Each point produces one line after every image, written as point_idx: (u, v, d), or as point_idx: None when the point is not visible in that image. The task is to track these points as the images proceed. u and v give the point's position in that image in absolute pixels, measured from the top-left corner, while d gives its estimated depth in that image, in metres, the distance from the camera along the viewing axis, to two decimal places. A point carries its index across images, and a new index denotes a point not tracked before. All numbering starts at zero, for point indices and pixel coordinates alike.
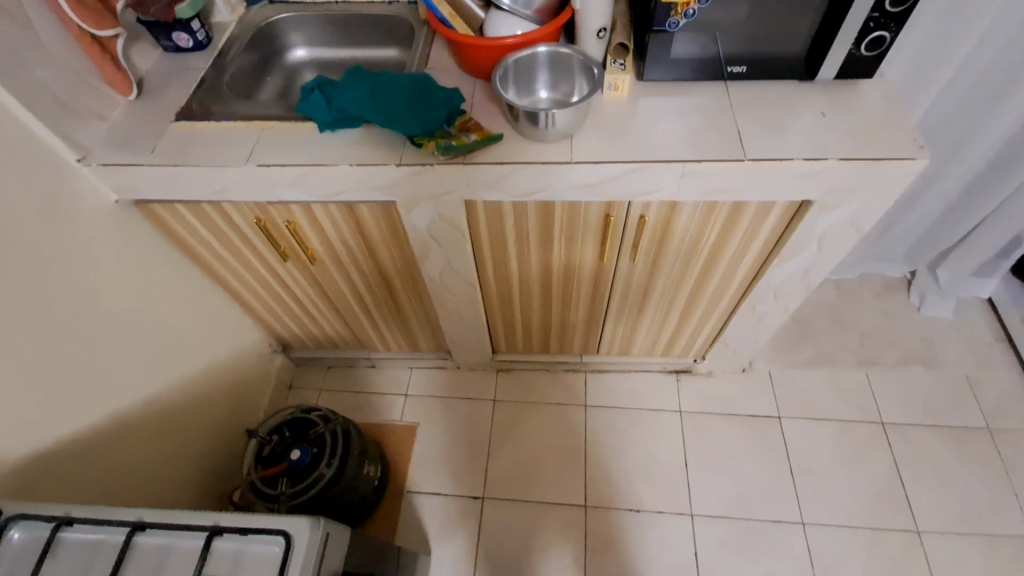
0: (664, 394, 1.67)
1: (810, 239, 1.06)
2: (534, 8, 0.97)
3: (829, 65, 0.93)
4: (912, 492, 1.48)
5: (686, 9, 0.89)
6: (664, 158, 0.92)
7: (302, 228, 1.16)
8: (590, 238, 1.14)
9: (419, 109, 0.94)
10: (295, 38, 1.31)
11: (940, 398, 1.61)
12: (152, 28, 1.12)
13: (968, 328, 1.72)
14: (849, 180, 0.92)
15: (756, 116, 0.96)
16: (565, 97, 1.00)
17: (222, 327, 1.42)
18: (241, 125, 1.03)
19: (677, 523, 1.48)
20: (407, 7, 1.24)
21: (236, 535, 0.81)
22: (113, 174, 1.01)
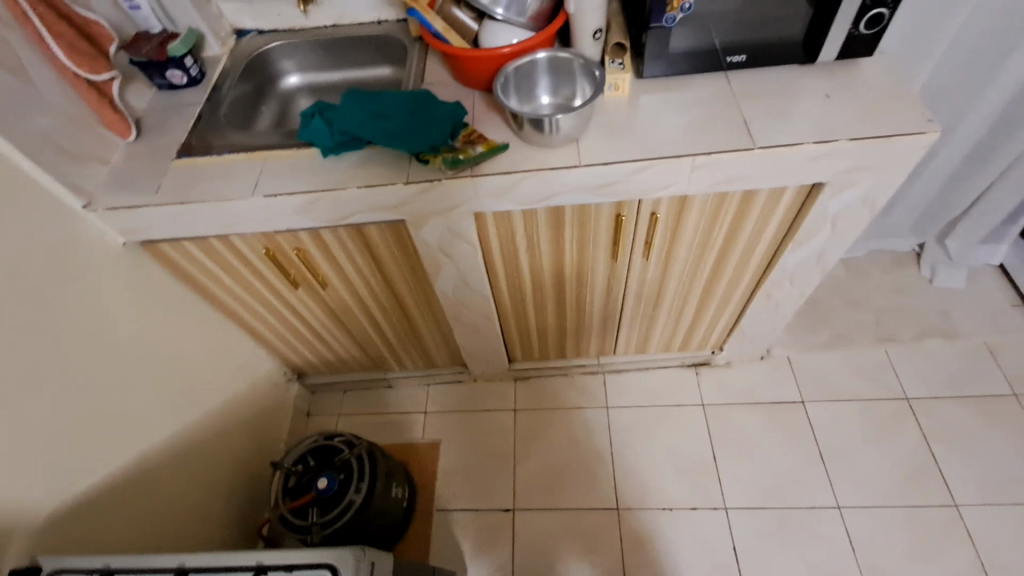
0: (685, 389, 1.65)
1: (824, 221, 1.06)
2: (528, 15, 0.96)
3: (830, 46, 0.93)
4: (945, 466, 1.46)
5: (682, 3, 0.89)
6: (674, 153, 0.91)
7: (312, 254, 1.15)
8: (602, 240, 1.13)
9: (422, 125, 0.94)
10: (287, 65, 1.31)
11: (962, 368, 1.60)
12: (146, 68, 1.11)
13: (982, 295, 1.71)
14: (861, 159, 0.92)
15: (760, 104, 0.95)
16: (567, 100, 0.99)
17: (236, 360, 1.40)
18: (244, 157, 1.02)
19: (712, 518, 1.46)
20: (398, 25, 1.24)
21: (282, 573, 0.79)
22: (120, 216, 1.00)
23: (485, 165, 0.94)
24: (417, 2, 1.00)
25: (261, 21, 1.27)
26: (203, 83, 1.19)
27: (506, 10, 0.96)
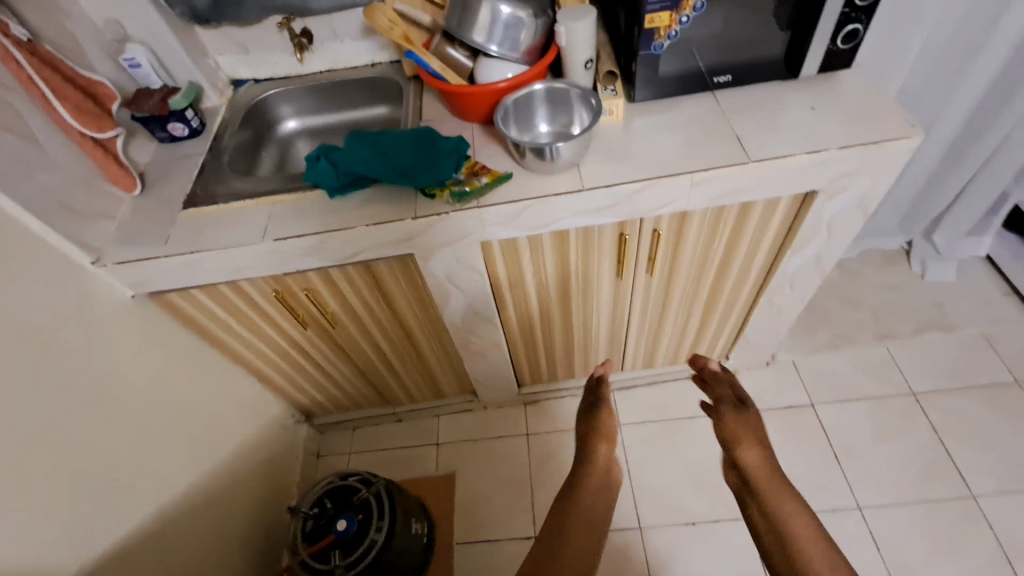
0: (695, 400, 1.66)
1: (820, 226, 1.09)
2: (521, 50, 1.00)
3: (810, 61, 0.98)
4: (959, 458, 1.48)
5: (669, 31, 0.92)
6: (672, 172, 0.95)
7: (320, 293, 1.16)
8: (606, 260, 1.15)
9: (427, 160, 0.96)
10: (284, 110, 1.34)
11: (963, 358, 1.63)
12: (148, 123, 1.14)
13: (974, 287, 1.75)
14: (852, 165, 0.95)
15: (750, 119, 0.99)
16: (565, 128, 1.03)
17: (245, 405, 1.39)
18: (251, 203, 1.04)
19: (735, 529, 1.45)
20: (391, 66, 1.28)
21: None
22: (129, 270, 1.01)
23: (490, 195, 0.96)
24: (412, 44, 1.03)
25: (256, 71, 1.31)
26: (203, 134, 1.21)
27: (500, 47, 0.99)
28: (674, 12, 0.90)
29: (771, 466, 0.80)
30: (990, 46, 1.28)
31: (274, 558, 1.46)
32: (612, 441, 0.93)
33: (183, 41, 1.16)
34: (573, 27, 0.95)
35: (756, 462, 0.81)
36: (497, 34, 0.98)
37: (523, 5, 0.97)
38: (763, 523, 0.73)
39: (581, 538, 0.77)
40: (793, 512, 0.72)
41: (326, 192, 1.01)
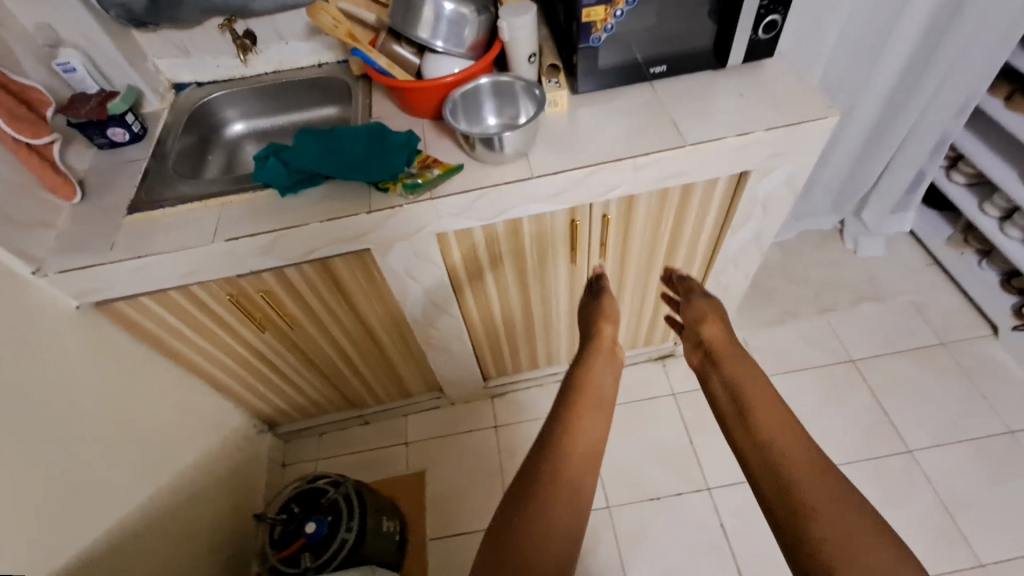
0: (655, 382, 1.73)
1: (755, 205, 1.17)
2: (466, 45, 1.03)
3: (735, 51, 1.05)
4: (896, 417, 1.60)
5: (604, 24, 0.97)
6: (616, 157, 0.99)
7: (277, 295, 1.15)
8: (560, 247, 1.19)
9: (378, 155, 0.98)
10: (230, 113, 1.33)
11: (895, 326, 1.76)
12: (85, 129, 1.10)
13: (900, 260, 1.89)
14: (780, 145, 1.03)
15: (685, 106, 1.05)
16: (513, 119, 1.06)
17: (203, 415, 1.36)
18: (200, 204, 1.02)
19: (698, 500, 1.52)
20: (338, 66, 1.29)
21: None
22: (73, 279, 0.97)
23: (443, 187, 0.98)
24: (358, 42, 1.04)
25: (199, 74, 1.29)
26: (145, 138, 1.18)
27: (445, 42, 1.02)
28: (608, 6, 0.95)
29: (731, 339, 0.89)
30: (899, 33, 1.40)
31: (242, 570, 1.42)
32: (611, 321, 0.97)
33: (120, 45, 1.13)
34: (514, 22, 0.99)
35: (719, 336, 0.90)
36: (441, 31, 1.01)
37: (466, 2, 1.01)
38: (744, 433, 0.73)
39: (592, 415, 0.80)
40: (749, 370, 0.80)
41: (277, 191, 1.01)
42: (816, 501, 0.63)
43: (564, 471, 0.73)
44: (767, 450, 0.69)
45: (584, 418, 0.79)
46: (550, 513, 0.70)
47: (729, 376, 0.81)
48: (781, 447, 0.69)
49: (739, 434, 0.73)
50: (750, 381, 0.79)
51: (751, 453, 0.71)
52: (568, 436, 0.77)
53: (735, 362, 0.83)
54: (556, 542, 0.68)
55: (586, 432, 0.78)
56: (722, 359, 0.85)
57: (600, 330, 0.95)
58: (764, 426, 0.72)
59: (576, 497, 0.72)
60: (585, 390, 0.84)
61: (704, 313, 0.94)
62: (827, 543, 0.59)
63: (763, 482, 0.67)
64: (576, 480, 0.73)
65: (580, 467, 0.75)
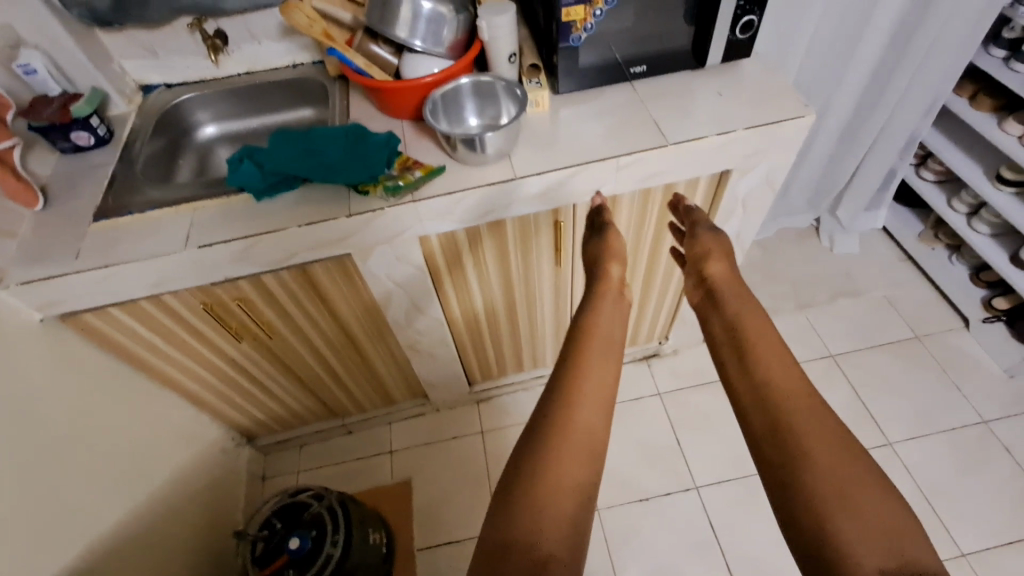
0: (640, 382, 1.73)
1: (736, 204, 1.17)
2: (446, 45, 1.01)
3: (713, 51, 1.05)
4: (875, 410, 1.63)
5: (585, 24, 0.97)
6: (599, 157, 0.99)
7: (254, 303, 1.11)
8: (545, 248, 1.18)
9: (357, 156, 0.95)
10: (201, 116, 1.28)
11: (871, 321, 1.80)
12: (47, 132, 1.05)
13: (874, 256, 1.94)
14: (760, 143, 1.03)
15: (666, 106, 1.05)
16: (494, 120, 1.05)
17: (177, 429, 1.31)
18: (171, 210, 0.99)
19: (686, 499, 1.52)
20: (314, 67, 1.26)
21: None
22: (35, 291, 0.93)
23: (424, 189, 0.97)
24: (334, 41, 1.01)
25: (168, 76, 1.25)
26: (111, 142, 1.13)
27: (424, 42, 1.00)
28: (588, 6, 0.94)
29: (736, 277, 0.87)
30: (871, 33, 1.43)
31: None
32: (618, 259, 0.93)
33: (83, 46, 1.09)
34: (494, 21, 0.98)
35: (723, 275, 0.87)
36: (419, 30, 0.99)
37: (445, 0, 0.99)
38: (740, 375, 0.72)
39: (606, 352, 0.77)
40: (751, 308, 0.80)
41: (253, 194, 0.98)
42: (806, 429, 0.64)
43: (579, 410, 0.70)
44: (763, 383, 0.70)
45: (597, 358, 0.76)
46: (563, 449, 0.68)
47: (729, 314, 0.80)
48: (777, 379, 0.70)
49: (733, 367, 0.74)
50: (748, 315, 0.78)
51: (740, 379, 0.73)
52: (582, 375, 0.74)
53: (738, 299, 0.82)
54: (571, 478, 0.66)
55: (601, 371, 0.75)
56: (726, 295, 0.84)
57: (608, 271, 0.90)
58: (761, 361, 0.72)
59: (592, 436, 0.69)
60: (598, 330, 0.80)
61: (712, 251, 0.90)
62: (817, 471, 0.61)
63: (755, 412, 0.69)
64: (591, 417, 0.71)
65: (594, 407, 0.71)
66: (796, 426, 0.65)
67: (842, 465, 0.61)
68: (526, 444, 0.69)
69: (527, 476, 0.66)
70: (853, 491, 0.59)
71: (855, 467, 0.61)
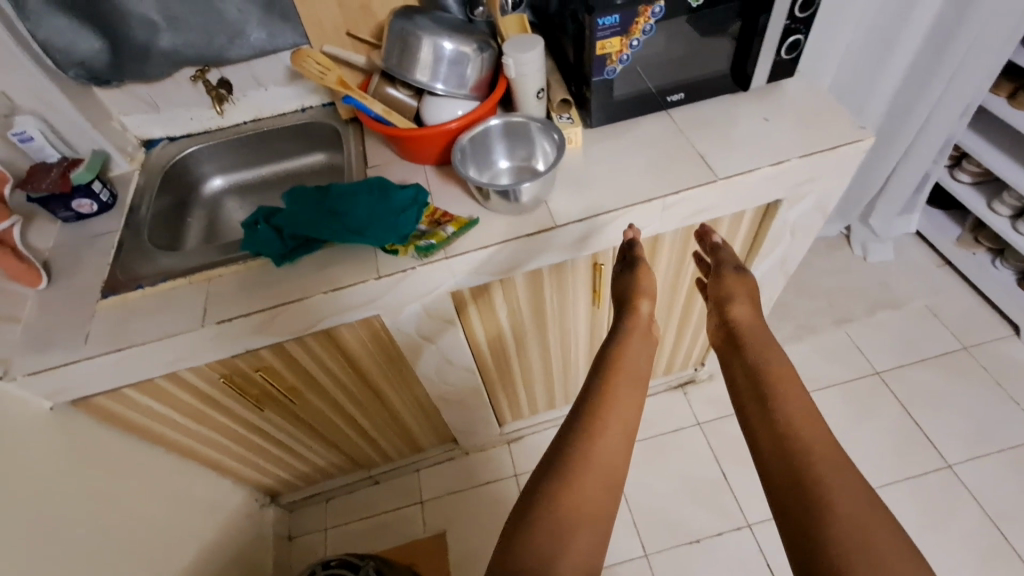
0: (678, 411, 1.64)
1: (784, 232, 1.09)
2: (470, 86, 0.94)
3: (758, 74, 0.98)
4: (929, 429, 1.54)
5: (620, 55, 0.89)
6: (643, 198, 0.91)
7: (276, 370, 1.04)
8: (581, 290, 1.11)
9: (383, 214, 0.87)
10: (207, 169, 1.21)
11: (915, 332, 1.71)
12: (47, 203, 0.98)
13: (911, 263, 1.86)
14: (814, 171, 0.95)
15: (708, 135, 0.98)
16: (527, 162, 0.97)
17: (198, 501, 1.23)
18: (185, 281, 0.91)
19: (739, 539, 1.43)
20: (324, 110, 1.19)
21: None
22: (42, 381, 0.85)
23: (457, 243, 0.89)
24: (351, 88, 0.94)
25: (171, 129, 1.18)
26: (115, 207, 1.06)
27: (446, 84, 0.93)
28: (624, 36, 0.87)
29: (760, 319, 0.79)
30: (907, 34, 1.36)
31: None
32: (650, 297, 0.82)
33: (81, 107, 1.02)
34: (521, 58, 0.91)
35: (748, 319, 0.79)
36: (442, 72, 0.92)
37: (467, 38, 0.92)
38: (759, 421, 0.65)
39: (630, 387, 0.70)
40: (779, 356, 0.72)
41: (271, 260, 0.91)
42: (840, 496, 0.56)
43: (599, 442, 0.64)
44: (795, 442, 0.61)
45: (620, 392, 0.69)
46: (576, 483, 0.61)
47: (754, 362, 0.72)
48: (812, 439, 0.61)
49: (756, 416, 0.66)
50: (783, 374, 0.69)
51: (769, 439, 0.63)
52: (603, 404, 0.68)
53: (767, 344, 0.73)
54: (587, 511, 0.60)
55: (624, 402, 0.68)
56: (750, 342, 0.75)
57: (634, 306, 0.80)
58: (791, 416, 0.64)
59: (613, 475, 0.63)
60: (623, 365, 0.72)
61: (735, 291, 0.82)
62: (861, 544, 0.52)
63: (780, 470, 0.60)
64: (612, 452, 0.64)
65: (616, 438, 0.65)
66: (834, 491, 0.56)
67: (887, 543, 0.52)
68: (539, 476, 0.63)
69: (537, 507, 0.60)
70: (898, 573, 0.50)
71: (898, 548, 0.52)
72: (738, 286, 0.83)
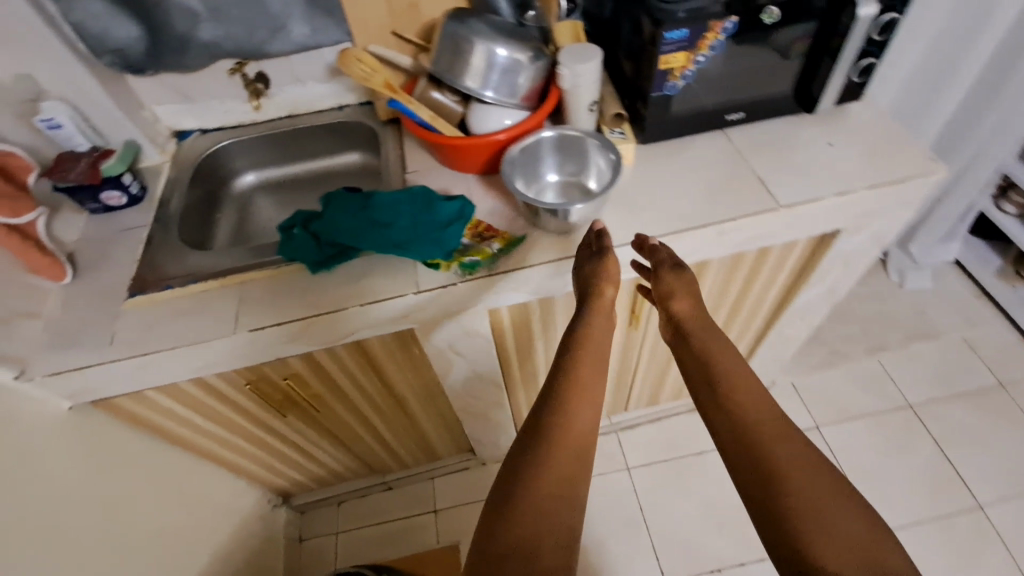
0: (702, 433, 1.60)
1: (837, 262, 1.04)
2: (521, 95, 0.90)
3: (826, 98, 0.93)
4: (962, 468, 1.49)
5: (684, 71, 0.84)
6: (698, 223, 0.86)
7: (302, 378, 1.01)
8: (620, 311, 1.06)
9: (427, 227, 0.84)
10: (238, 163, 1.18)
11: (951, 366, 1.66)
12: (75, 194, 0.95)
13: (949, 292, 1.79)
14: (878, 203, 0.90)
15: (768, 159, 0.93)
16: (576, 178, 0.93)
17: (211, 503, 1.20)
18: (215, 284, 0.88)
19: (761, 570, 1.39)
20: (362, 109, 1.15)
21: None
22: (65, 382, 0.82)
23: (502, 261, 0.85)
24: (397, 92, 0.90)
25: (204, 121, 1.14)
26: (143, 200, 1.02)
27: (497, 92, 0.89)
28: (690, 51, 0.82)
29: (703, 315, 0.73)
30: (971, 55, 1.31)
31: None
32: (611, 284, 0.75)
33: (115, 95, 0.99)
34: (578, 70, 0.86)
35: (692, 314, 0.73)
36: (494, 80, 0.88)
37: (522, 46, 0.87)
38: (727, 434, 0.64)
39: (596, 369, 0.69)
40: (720, 338, 0.71)
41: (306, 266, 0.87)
42: (790, 478, 0.58)
43: (571, 430, 0.63)
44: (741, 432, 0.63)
45: (587, 376, 0.68)
46: (552, 474, 0.60)
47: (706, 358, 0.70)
48: (753, 419, 0.63)
49: (723, 426, 0.65)
50: (729, 362, 0.68)
51: (721, 428, 0.65)
52: (572, 392, 0.66)
53: (702, 331, 0.72)
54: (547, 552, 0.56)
55: (592, 383, 0.67)
56: (692, 340, 0.71)
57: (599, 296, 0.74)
58: (742, 406, 0.64)
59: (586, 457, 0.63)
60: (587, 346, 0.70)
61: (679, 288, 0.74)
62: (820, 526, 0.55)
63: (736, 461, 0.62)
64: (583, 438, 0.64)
65: (587, 425, 0.65)
66: (783, 479, 0.59)
67: (835, 513, 0.56)
68: (515, 470, 0.62)
69: (517, 503, 0.59)
70: (852, 544, 0.54)
71: (847, 520, 0.56)
72: (681, 286, 0.74)
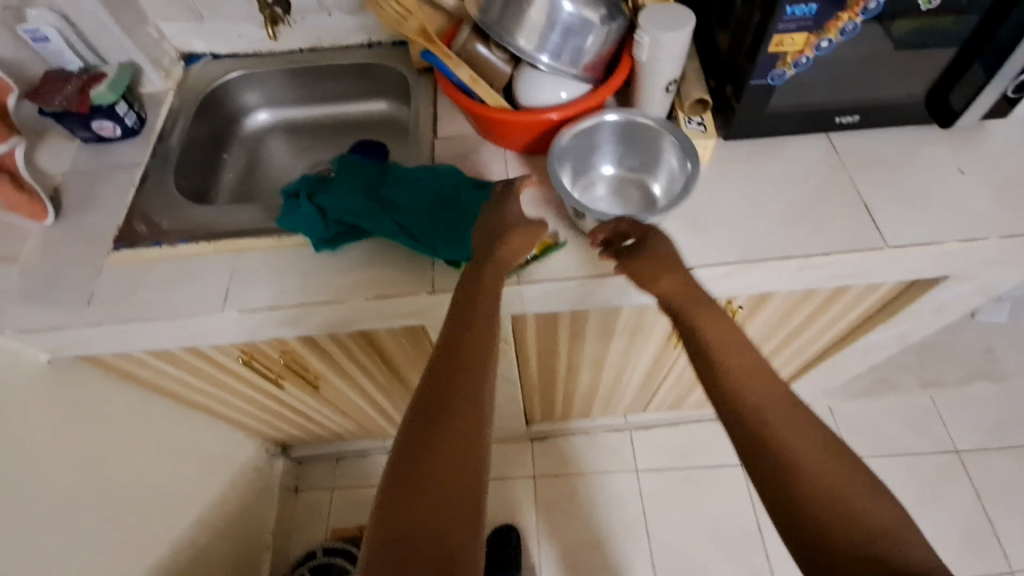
0: (722, 446, 1.50)
1: (928, 307, 0.88)
2: (584, 64, 0.73)
3: (970, 114, 0.74)
4: (1000, 527, 1.37)
5: (798, 57, 0.66)
6: (781, 253, 0.70)
7: (300, 356, 0.92)
8: (660, 328, 0.93)
9: (446, 219, 0.71)
10: (252, 99, 1.04)
11: (1011, 414, 1.50)
12: (63, 120, 0.83)
13: None
14: (1007, 255, 0.73)
15: (878, 180, 0.75)
16: (635, 176, 0.78)
17: (204, 457, 1.17)
18: (207, 248, 0.77)
19: None
20: (395, 52, 0.99)
21: None
22: (38, 340, 0.74)
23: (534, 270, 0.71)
24: (434, 42, 0.73)
25: (216, 44, 1.00)
26: (140, 132, 0.91)
27: (555, 59, 0.72)
28: (813, 34, 0.63)
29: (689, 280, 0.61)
30: None
31: None
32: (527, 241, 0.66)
33: (111, 6, 0.85)
34: (661, 40, 0.68)
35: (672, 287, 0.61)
36: (552, 41, 0.71)
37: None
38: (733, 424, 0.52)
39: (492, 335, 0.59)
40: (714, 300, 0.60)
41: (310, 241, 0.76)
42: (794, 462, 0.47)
43: (458, 407, 0.53)
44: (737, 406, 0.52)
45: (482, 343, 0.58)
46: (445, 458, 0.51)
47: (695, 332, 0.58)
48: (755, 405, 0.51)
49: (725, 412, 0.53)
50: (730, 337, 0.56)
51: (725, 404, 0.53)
52: (457, 363, 0.56)
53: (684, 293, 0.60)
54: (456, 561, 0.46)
55: (484, 350, 0.57)
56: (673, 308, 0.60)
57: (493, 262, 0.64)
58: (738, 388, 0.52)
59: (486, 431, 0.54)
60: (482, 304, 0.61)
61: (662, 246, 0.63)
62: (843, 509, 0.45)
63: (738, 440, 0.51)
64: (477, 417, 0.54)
65: (478, 400, 0.54)
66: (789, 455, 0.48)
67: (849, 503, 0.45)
68: (404, 458, 0.51)
69: (417, 483, 0.50)
70: (882, 531, 0.44)
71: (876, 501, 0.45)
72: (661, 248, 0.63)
